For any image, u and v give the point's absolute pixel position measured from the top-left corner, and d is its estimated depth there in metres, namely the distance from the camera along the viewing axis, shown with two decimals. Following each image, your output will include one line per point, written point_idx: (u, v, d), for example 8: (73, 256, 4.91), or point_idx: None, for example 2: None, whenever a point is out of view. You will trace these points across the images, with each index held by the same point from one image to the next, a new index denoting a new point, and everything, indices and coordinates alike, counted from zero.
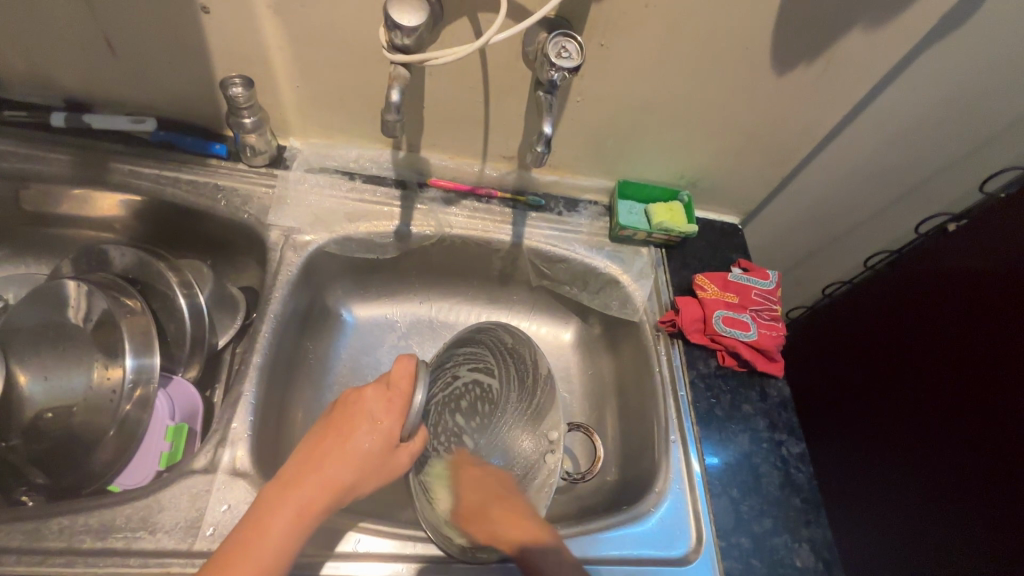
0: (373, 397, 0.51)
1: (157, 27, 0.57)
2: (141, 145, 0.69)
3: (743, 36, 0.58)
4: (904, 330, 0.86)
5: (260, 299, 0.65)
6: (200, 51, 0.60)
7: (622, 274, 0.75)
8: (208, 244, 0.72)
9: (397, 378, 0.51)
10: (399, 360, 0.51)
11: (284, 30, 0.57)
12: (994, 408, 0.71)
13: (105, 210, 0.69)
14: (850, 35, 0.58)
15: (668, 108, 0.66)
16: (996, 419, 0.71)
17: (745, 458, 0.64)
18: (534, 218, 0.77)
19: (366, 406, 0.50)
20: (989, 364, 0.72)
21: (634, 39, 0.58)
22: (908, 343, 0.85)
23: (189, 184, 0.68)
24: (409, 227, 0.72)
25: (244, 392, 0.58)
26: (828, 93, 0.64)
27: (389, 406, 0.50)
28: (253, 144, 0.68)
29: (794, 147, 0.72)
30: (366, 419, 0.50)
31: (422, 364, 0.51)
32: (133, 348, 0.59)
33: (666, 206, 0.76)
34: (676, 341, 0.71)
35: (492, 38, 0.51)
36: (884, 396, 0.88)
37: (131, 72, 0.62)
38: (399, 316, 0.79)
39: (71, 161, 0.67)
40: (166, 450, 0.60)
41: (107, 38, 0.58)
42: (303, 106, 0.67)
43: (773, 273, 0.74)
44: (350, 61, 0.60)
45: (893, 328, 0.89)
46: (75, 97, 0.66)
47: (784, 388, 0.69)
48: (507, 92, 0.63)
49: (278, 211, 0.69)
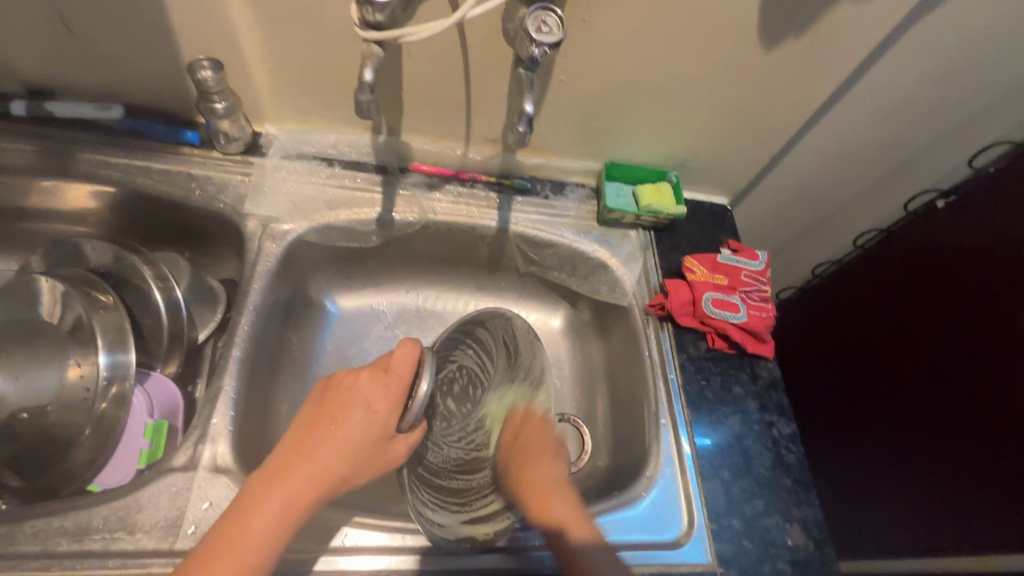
0: (368, 383, 0.51)
1: (117, 7, 0.54)
2: (109, 134, 0.66)
3: (729, 9, 0.56)
4: (894, 308, 0.86)
5: (239, 292, 0.63)
6: (165, 32, 0.57)
7: (610, 258, 0.74)
8: (184, 236, 0.70)
9: (397, 364, 0.52)
10: (399, 347, 0.53)
11: (252, 8, 0.55)
12: (984, 383, 0.71)
13: (74, 202, 0.66)
14: (838, 8, 0.57)
15: (655, 85, 0.65)
16: (986, 395, 0.71)
17: (735, 440, 0.64)
18: (521, 202, 0.75)
19: (362, 392, 0.50)
20: (979, 340, 0.72)
21: (618, 14, 0.56)
22: (899, 320, 0.85)
23: (160, 174, 0.66)
24: (392, 214, 0.70)
25: (225, 387, 0.56)
26: (816, 67, 0.63)
27: (386, 391, 0.51)
28: (226, 131, 0.65)
29: (783, 125, 0.71)
30: (361, 405, 0.49)
31: (424, 352, 0.53)
32: (106, 344, 0.57)
33: (654, 186, 0.75)
34: (665, 324, 0.70)
35: (468, 13, 0.49)
36: (875, 373, 0.89)
37: (94, 56, 0.59)
38: (385, 306, 0.77)
39: (34, 151, 0.64)
40: (144, 448, 0.58)
41: (65, 19, 0.55)
42: (277, 89, 0.65)
43: (762, 254, 0.73)
44: (323, 40, 0.58)
45: (883, 306, 0.88)
46: (36, 83, 0.63)
47: (775, 368, 0.69)
48: (488, 71, 0.61)
49: (255, 200, 0.67)
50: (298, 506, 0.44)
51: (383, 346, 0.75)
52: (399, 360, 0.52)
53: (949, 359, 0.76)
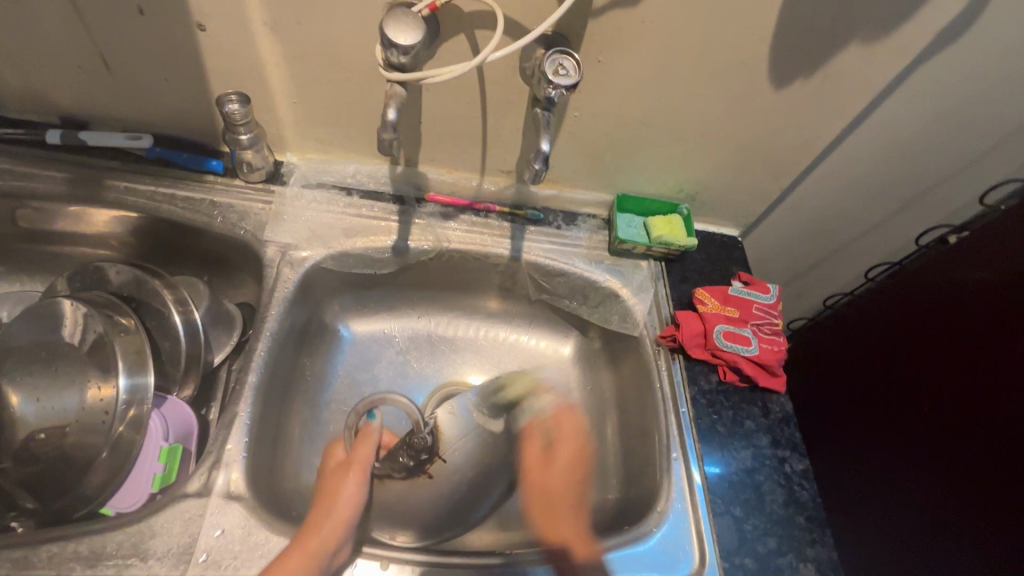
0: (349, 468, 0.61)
1: (154, 44, 0.57)
2: (137, 163, 0.68)
3: (740, 52, 0.58)
4: (901, 336, 0.85)
5: (257, 316, 0.64)
6: (197, 69, 0.60)
7: (621, 288, 0.75)
8: (204, 260, 0.72)
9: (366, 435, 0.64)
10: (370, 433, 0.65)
11: (282, 48, 0.57)
12: (990, 417, 0.70)
13: (101, 226, 0.68)
14: (848, 51, 0.58)
15: (666, 122, 0.66)
16: (991, 428, 0.70)
17: (747, 475, 0.63)
18: (533, 232, 0.76)
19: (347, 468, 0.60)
20: (984, 372, 0.71)
21: (630, 55, 0.58)
22: (905, 348, 0.84)
23: (185, 202, 0.68)
24: (406, 242, 0.71)
25: (240, 413, 0.57)
26: (825, 106, 0.64)
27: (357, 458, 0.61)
28: (250, 161, 0.67)
29: (793, 161, 0.72)
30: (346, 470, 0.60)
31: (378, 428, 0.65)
32: (125, 366, 0.58)
33: (665, 218, 0.76)
34: (676, 356, 0.70)
35: (489, 56, 0.50)
36: (882, 402, 0.87)
37: (128, 90, 0.62)
38: (397, 331, 0.78)
39: (66, 179, 0.66)
40: (159, 472, 0.58)
41: (104, 55, 0.58)
42: (301, 122, 0.67)
43: (774, 287, 0.73)
44: (347, 77, 0.60)
45: (891, 334, 0.87)
46: (73, 114, 0.66)
47: (787, 403, 0.69)
48: (506, 107, 0.63)
49: (275, 227, 0.69)
50: (321, 550, 0.49)
51: (394, 372, 0.76)
52: (372, 435, 0.63)
53: (958, 392, 0.74)
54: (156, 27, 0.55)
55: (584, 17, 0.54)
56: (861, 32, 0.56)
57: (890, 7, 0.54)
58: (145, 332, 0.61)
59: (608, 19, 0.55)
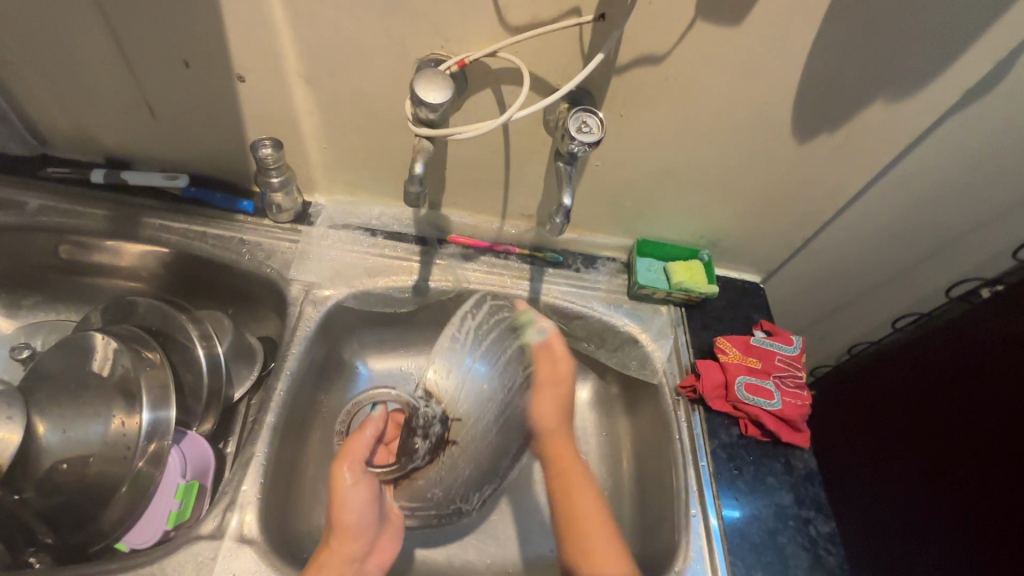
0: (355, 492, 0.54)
1: (198, 93, 0.60)
2: (173, 201, 0.71)
3: (763, 109, 0.59)
4: (939, 382, 0.78)
5: (278, 353, 0.65)
6: (236, 117, 0.63)
7: (640, 333, 0.74)
8: (229, 295, 0.73)
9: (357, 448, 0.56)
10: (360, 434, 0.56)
11: (317, 98, 0.60)
12: (1002, 487, 0.66)
13: (135, 262, 0.71)
14: (873, 109, 0.59)
15: (688, 173, 0.67)
16: (1003, 496, 0.66)
17: (770, 537, 0.61)
18: (552, 275, 0.77)
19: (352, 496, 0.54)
20: (1006, 470, 0.66)
21: (651, 111, 0.59)
22: (943, 398, 0.76)
23: (215, 239, 0.69)
24: (427, 282, 0.73)
25: (256, 454, 0.56)
26: (850, 160, 0.64)
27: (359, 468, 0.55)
28: (280, 202, 0.70)
29: (816, 213, 0.72)
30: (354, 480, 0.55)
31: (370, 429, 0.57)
32: (150, 399, 0.59)
33: (685, 263, 0.76)
34: (696, 407, 0.69)
35: (513, 115, 0.52)
36: (897, 439, 0.83)
37: (170, 134, 0.65)
38: (413, 369, 0.78)
39: (106, 217, 0.69)
40: (173, 510, 0.58)
41: (150, 102, 0.61)
42: (330, 166, 0.69)
43: (798, 339, 0.71)
44: (377, 127, 0.63)
45: (924, 373, 0.80)
46: (117, 155, 0.69)
47: (811, 459, 0.67)
48: (529, 156, 0.65)
49: (299, 266, 0.70)
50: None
51: None
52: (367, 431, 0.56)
53: (964, 448, 0.72)
54: (202, 78, 0.58)
55: (609, 74, 0.56)
56: (885, 91, 0.57)
57: (915, 65, 0.55)
58: (169, 367, 0.62)
59: (632, 76, 0.56)
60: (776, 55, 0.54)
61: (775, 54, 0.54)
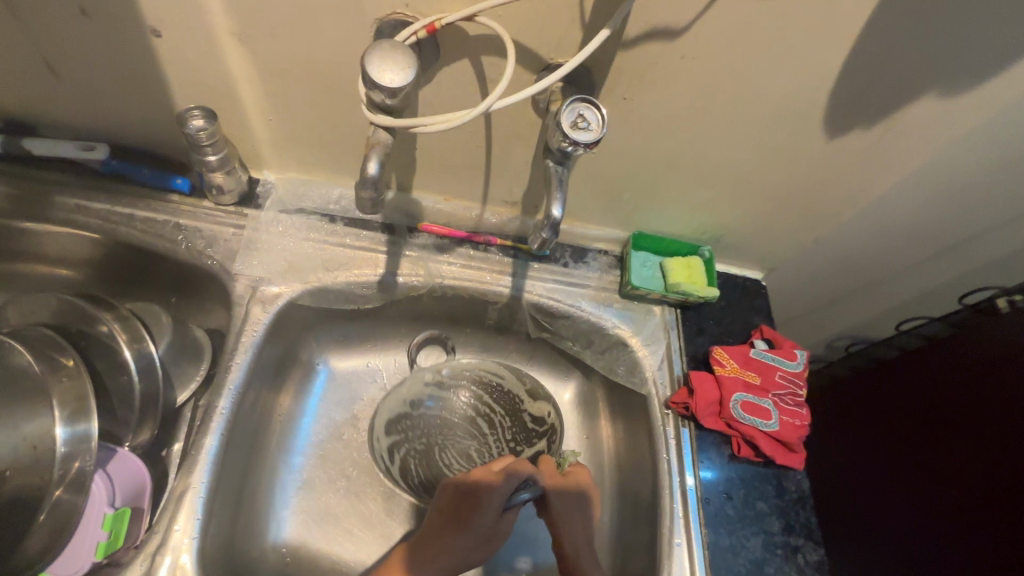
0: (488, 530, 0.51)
1: (102, 49, 0.48)
2: (91, 176, 0.60)
3: (792, 97, 0.49)
4: (994, 457, 0.65)
5: (221, 361, 0.56)
6: (156, 80, 0.51)
7: (631, 337, 0.68)
8: (166, 284, 0.64)
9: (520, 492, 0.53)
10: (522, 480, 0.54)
11: (253, 61, 0.49)
12: (997, 508, 0.63)
13: (52, 246, 0.61)
14: (919, 103, 0.50)
15: (696, 166, 0.58)
16: (997, 516, 0.62)
17: (755, 568, 0.57)
18: (537, 269, 0.68)
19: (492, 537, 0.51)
20: (1001, 490, 0.63)
21: (661, 94, 0.50)
22: (984, 479, 0.65)
23: (145, 223, 0.59)
24: (395, 277, 0.64)
25: (194, 485, 0.50)
26: (881, 157, 0.56)
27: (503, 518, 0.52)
28: (220, 183, 0.59)
29: (833, 212, 0.64)
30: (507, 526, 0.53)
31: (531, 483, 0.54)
32: (65, 414, 0.51)
33: (683, 261, 0.68)
34: (687, 424, 0.64)
35: (495, 103, 0.42)
36: (894, 455, 0.79)
37: (76, 96, 0.53)
38: (382, 366, 0.71)
39: (11, 195, 0.58)
40: (103, 539, 0.52)
41: (43, 57, 0.49)
42: (279, 140, 0.58)
43: (802, 352, 0.65)
44: (330, 97, 0.52)
45: (986, 439, 0.66)
46: (15, 118, 0.57)
47: (804, 481, 0.63)
48: (514, 138, 0.55)
49: (246, 257, 0.61)
50: None
51: None
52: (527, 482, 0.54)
53: (957, 464, 0.69)
54: (105, 31, 0.46)
55: (613, 49, 0.45)
56: (938, 83, 0.48)
57: (979, 56, 0.45)
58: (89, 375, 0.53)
59: (642, 51, 0.46)
60: (819, 36, 0.44)
61: (821, 33, 0.44)
